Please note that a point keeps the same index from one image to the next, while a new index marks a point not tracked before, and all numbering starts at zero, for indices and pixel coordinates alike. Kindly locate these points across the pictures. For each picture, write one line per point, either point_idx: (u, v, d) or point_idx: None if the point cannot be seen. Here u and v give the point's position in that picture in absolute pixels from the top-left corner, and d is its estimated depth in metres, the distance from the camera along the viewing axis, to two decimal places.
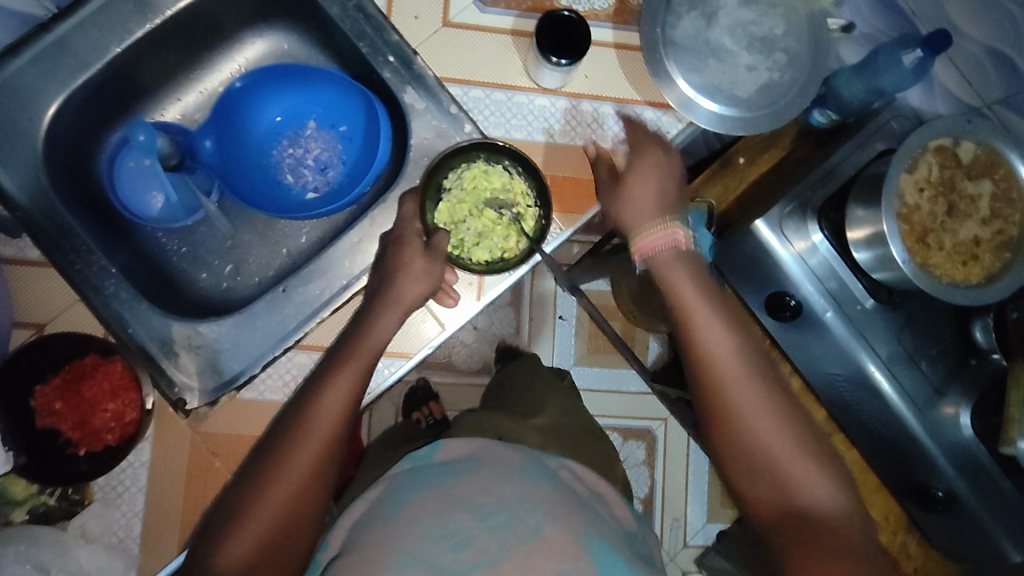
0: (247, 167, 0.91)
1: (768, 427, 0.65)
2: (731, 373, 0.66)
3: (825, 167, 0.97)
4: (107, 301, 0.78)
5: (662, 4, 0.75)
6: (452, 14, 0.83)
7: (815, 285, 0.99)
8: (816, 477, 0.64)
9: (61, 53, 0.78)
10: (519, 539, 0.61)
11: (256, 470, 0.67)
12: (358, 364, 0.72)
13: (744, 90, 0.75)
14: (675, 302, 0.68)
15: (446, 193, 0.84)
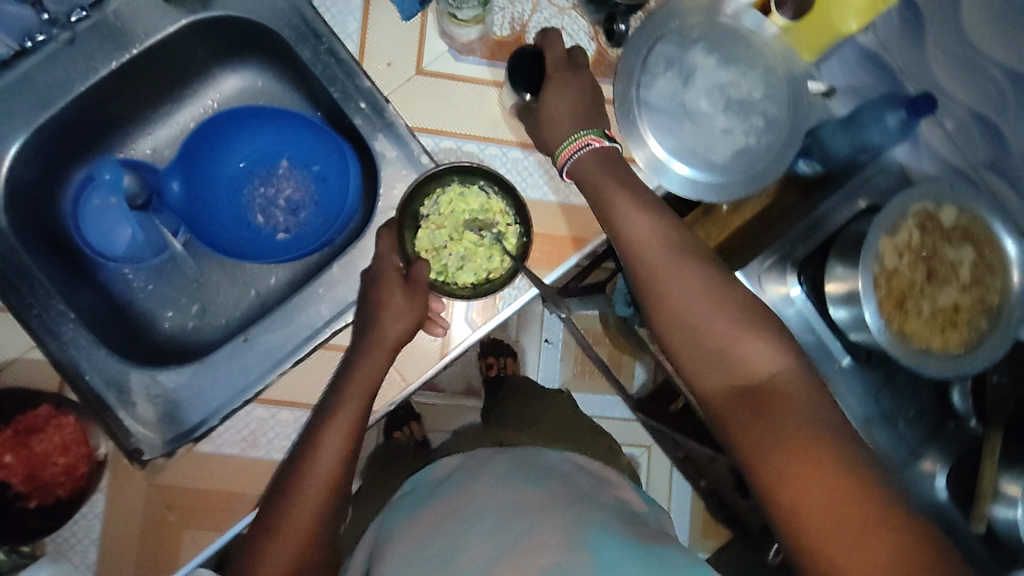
0: (217, 206, 0.89)
1: (693, 301, 0.64)
2: (653, 253, 0.67)
3: (811, 219, 0.95)
4: (63, 347, 0.75)
5: (638, 63, 0.74)
6: (426, 62, 0.81)
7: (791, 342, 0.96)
8: (752, 341, 0.61)
9: (22, 91, 0.76)
10: (509, 542, 0.66)
11: (263, 526, 0.66)
12: (348, 410, 0.71)
13: (719, 154, 0.74)
14: (603, 199, 0.70)
15: (423, 220, 0.82)
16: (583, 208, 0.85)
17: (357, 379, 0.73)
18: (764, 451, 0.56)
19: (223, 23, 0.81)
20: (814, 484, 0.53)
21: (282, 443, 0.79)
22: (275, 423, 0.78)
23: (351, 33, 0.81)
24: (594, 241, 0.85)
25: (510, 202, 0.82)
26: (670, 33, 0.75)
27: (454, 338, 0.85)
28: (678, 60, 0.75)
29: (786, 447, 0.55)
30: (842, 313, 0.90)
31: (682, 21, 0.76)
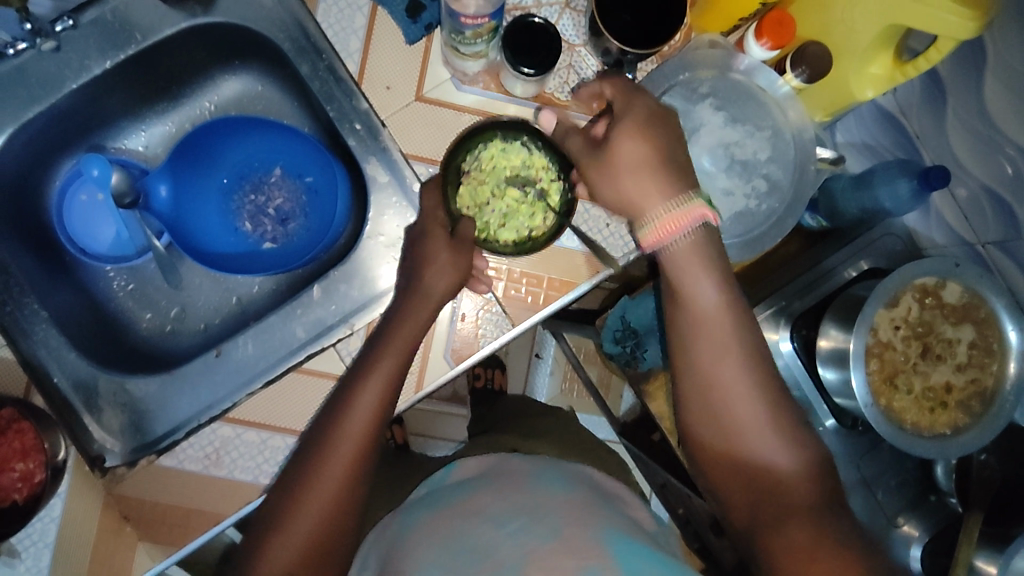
0: (202, 213, 0.87)
1: (749, 408, 0.66)
2: (711, 339, 0.67)
3: (817, 271, 0.95)
4: (34, 346, 0.75)
5: (643, 115, 0.72)
6: (427, 88, 0.79)
7: None
8: (780, 449, 0.65)
9: (15, 83, 0.75)
10: (537, 543, 0.64)
11: (295, 478, 0.69)
12: (388, 365, 0.71)
13: (718, 216, 0.72)
14: (674, 281, 0.69)
15: (465, 176, 0.79)
16: (576, 252, 0.79)
17: (394, 345, 0.72)
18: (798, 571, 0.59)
19: (224, 30, 0.80)
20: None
21: (246, 463, 0.75)
22: (241, 443, 0.75)
23: (352, 52, 0.79)
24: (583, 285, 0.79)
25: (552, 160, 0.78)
26: (678, 86, 0.73)
27: (429, 376, 0.78)
28: (685, 114, 0.74)
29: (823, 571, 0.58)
30: (831, 375, 0.88)
31: (692, 74, 0.73)
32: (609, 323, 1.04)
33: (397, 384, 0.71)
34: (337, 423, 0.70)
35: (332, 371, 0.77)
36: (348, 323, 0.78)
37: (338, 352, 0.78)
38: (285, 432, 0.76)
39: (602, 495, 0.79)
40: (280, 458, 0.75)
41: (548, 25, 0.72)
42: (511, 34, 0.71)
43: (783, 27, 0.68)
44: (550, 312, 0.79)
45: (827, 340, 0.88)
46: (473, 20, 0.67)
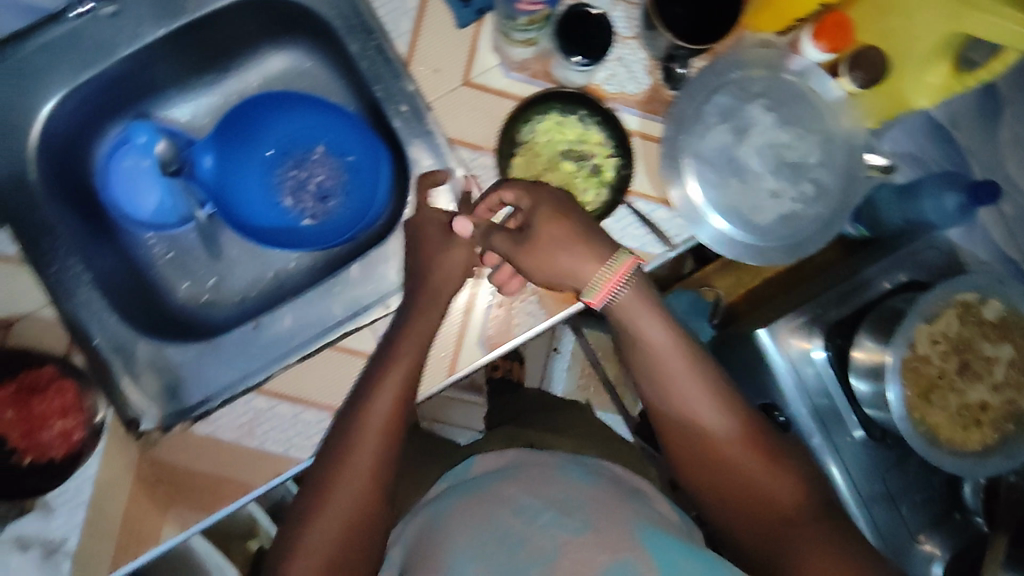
0: (246, 186, 0.88)
1: (727, 438, 0.72)
2: (678, 380, 0.72)
3: (854, 282, 0.93)
4: (76, 308, 0.76)
5: (692, 109, 0.72)
6: (475, 73, 0.78)
7: (806, 406, 0.94)
8: (725, 427, 0.72)
9: (67, 48, 0.76)
10: (570, 534, 0.64)
11: (315, 484, 0.71)
12: (405, 359, 0.72)
13: (763, 218, 0.72)
14: (635, 333, 0.73)
15: (519, 147, 0.75)
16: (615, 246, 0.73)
17: (403, 362, 0.72)
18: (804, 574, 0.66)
19: (277, 5, 0.80)
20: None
21: (278, 435, 0.77)
22: (273, 416, 0.77)
23: (402, 33, 0.78)
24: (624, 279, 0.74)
25: (610, 133, 0.74)
26: (729, 84, 0.73)
27: (462, 362, 0.78)
28: (737, 113, 0.73)
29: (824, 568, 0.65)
30: (863, 386, 0.88)
31: (746, 73, 0.73)
32: None
33: (411, 380, 0.72)
34: (355, 426, 0.71)
35: (366, 350, 0.78)
36: (385, 302, 0.79)
37: (373, 331, 0.79)
38: (317, 407, 0.77)
39: (630, 491, 0.78)
40: (312, 432, 0.77)
41: (601, 16, 0.71)
42: (564, 25, 0.70)
43: (840, 30, 0.67)
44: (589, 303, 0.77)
45: (861, 350, 0.88)
46: (530, 7, 0.67)
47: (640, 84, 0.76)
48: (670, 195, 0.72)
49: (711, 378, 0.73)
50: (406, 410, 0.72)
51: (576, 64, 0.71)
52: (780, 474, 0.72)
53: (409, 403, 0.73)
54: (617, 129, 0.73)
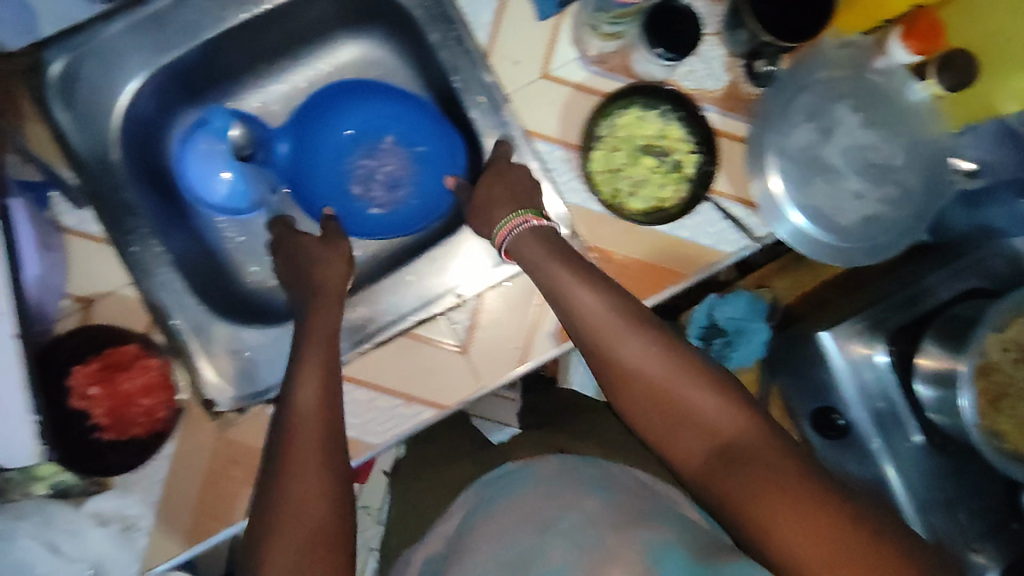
0: (318, 174, 0.83)
1: (660, 372, 0.62)
2: (603, 321, 0.64)
3: (915, 289, 0.92)
4: (155, 288, 0.76)
5: (779, 108, 0.74)
6: (553, 66, 0.78)
7: (863, 409, 0.94)
8: (673, 377, 0.61)
9: (155, 29, 0.76)
10: (588, 547, 0.63)
11: (264, 507, 0.59)
12: (317, 356, 0.68)
13: (845, 217, 0.74)
14: (548, 280, 0.67)
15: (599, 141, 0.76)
16: (688, 243, 0.77)
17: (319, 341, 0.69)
18: (754, 511, 0.55)
19: None
20: (824, 548, 0.52)
21: (352, 420, 0.79)
22: (349, 401, 0.79)
23: (483, 25, 0.78)
24: (693, 277, 0.77)
25: (694, 130, 0.74)
26: (816, 84, 0.75)
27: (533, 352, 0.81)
28: (823, 112, 0.75)
29: (778, 503, 0.54)
30: (928, 392, 0.89)
31: (834, 73, 0.75)
32: (696, 317, 1.06)
33: (331, 372, 0.67)
34: (288, 425, 0.63)
35: (442, 340, 0.80)
36: (457, 293, 0.80)
37: (447, 321, 0.81)
38: (391, 393, 0.80)
39: (657, 507, 0.70)
40: (387, 417, 0.80)
41: (687, 10, 0.72)
42: (652, 19, 0.71)
43: (931, 32, 0.68)
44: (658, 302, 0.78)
45: (926, 357, 0.88)
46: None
47: (718, 81, 0.76)
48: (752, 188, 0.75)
49: (649, 330, 0.64)
50: (335, 401, 0.65)
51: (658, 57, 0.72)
52: (725, 398, 0.60)
53: (337, 398, 0.66)
54: (699, 126, 0.74)
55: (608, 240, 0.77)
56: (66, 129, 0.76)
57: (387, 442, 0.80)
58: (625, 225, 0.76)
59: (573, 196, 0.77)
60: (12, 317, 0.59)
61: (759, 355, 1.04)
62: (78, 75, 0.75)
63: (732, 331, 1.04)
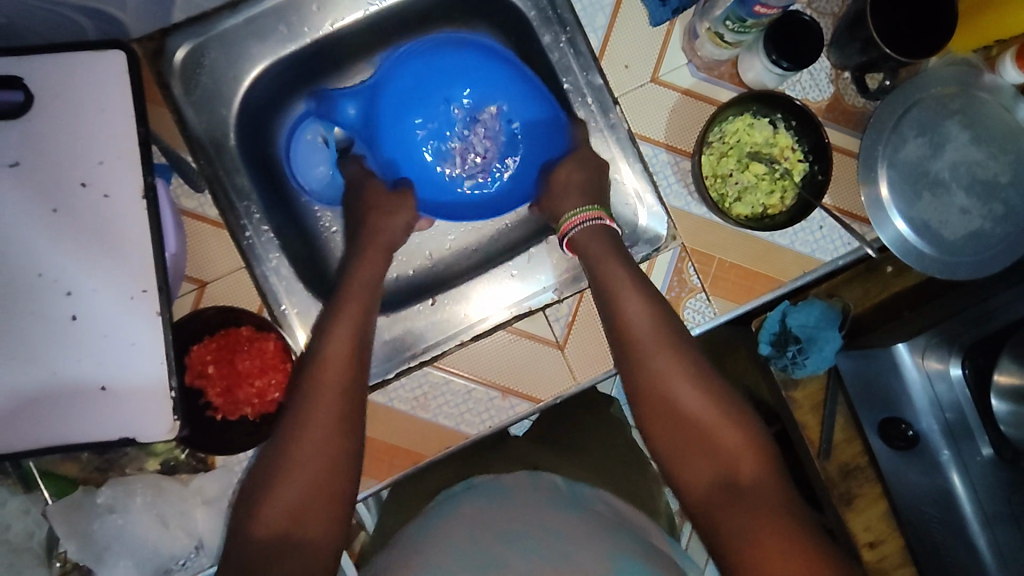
0: (405, 139, 0.82)
1: (692, 397, 0.61)
2: (638, 325, 0.65)
3: (980, 309, 0.89)
4: (266, 274, 0.78)
5: (892, 122, 0.77)
6: (663, 71, 0.80)
7: (934, 417, 0.91)
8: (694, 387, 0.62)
9: (277, 19, 0.77)
10: (542, 560, 0.54)
11: (286, 422, 0.59)
12: (360, 298, 0.70)
13: (952, 231, 0.76)
14: (597, 274, 0.69)
15: (709, 146, 0.77)
16: (786, 251, 0.80)
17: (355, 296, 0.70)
18: (753, 549, 0.53)
19: None
20: None
21: (450, 409, 0.81)
22: (447, 391, 0.81)
23: (597, 28, 0.80)
24: (791, 284, 0.81)
25: (805, 138, 0.77)
26: (928, 99, 0.77)
27: None
28: (933, 127, 0.77)
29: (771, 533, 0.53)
30: (1000, 406, 0.85)
31: (942, 90, 0.78)
32: (766, 324, 1.05)
33: (367, 312, 0.69)
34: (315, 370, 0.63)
35: (540, 334, 0.82)
36: (554, 290, 0.83)
37: (546, 317, 0.82)
38: (489, 386, 0.81)
39: (617, 526, 0.62)
40: (483, 409, 0.81)
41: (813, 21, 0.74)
42: (776, 30, 0.73)
43: None
44: (752, 306, 0.81)
45: (1005, 374, 0.84)
46: (765, 11, 0.69)
47: (823, 92, 0.80)
48: (862, 193, 0.77)
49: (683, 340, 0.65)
50: (365, 354, 0.66)
51: (777, 67, 0.74)
52: (738, 429, 0.60)
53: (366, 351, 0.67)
54: (811, 134, 0.76)
55: (711, 242, 0.80)
56: (186, 113, 0.76)
57: (480, 433, 0.81)
58: (723, 230, 0.80)
59: (676, 200, 0.80)
60: (158, 295, 0.63)
61: (830, 362, 1.03)
62: (201, 61, 0.76)
63: (805, 338, 1.02)
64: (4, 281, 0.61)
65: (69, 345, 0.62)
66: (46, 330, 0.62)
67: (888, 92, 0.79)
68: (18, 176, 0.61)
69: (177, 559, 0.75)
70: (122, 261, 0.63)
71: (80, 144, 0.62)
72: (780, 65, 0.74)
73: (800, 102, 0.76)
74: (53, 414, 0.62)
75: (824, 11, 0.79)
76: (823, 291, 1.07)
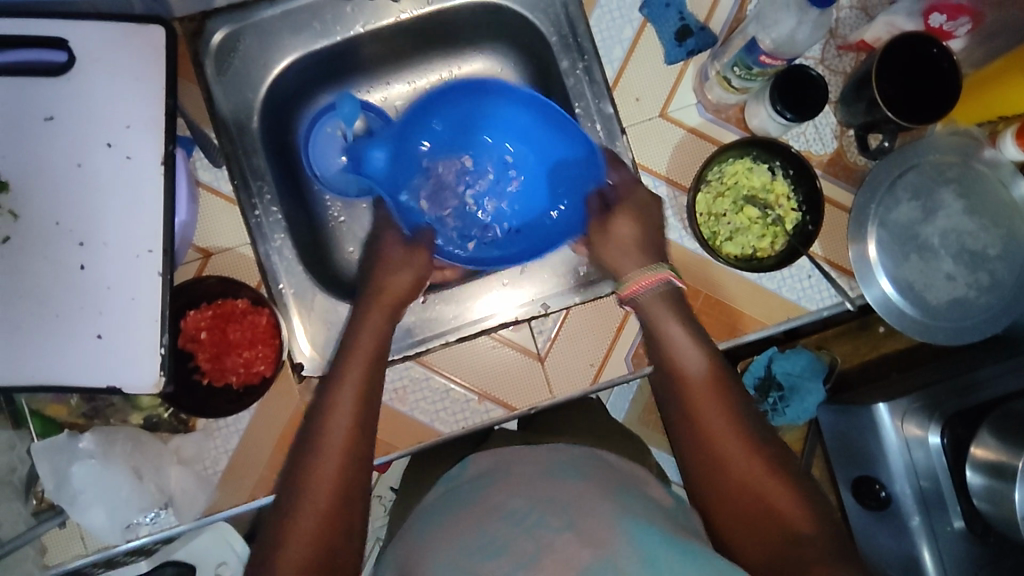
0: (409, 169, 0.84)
1: (745, 458, 0.61)
2: (699, 384, 0.65)
3: (968, 379, 0.86)
4: (268, 252, 0.80)
5: (886, 183, 0.79)
6: (672, 107, 0.83)
7: (910, 484, 0.85)
8: (746, 449, 0.61)
9: (312, 16, 0.81)
10: (552, 533, 0.55)
11: (294, 478, 0.60)
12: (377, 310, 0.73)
13: (935, 296, 0.78)
14: (656, 329, 0.70)
15: (706, 184, 0.80)
16: (773, 295, 0.82)
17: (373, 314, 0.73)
18: None
19: (503, 13, 0.83)
20: None
21: (427, 406, 0.83)
22: (426, 386, 0.83)
23: (613, 60, 0.83)
24: (773, 327, 0.82)
25: (799, 187, 0.80)
26: (925, 164, 0.79)
27: (606, 371, 0.85)
28: (928, 193, 0.79)
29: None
30: (975, 478, 0.79)
31: (941, 158, 0.79)
32: (752, 367, 1.04)
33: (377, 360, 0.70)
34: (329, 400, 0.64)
35: (523, 344, 0.84)
36: (543, 304, 0.84)
37: (532, 329, 0.85)
38: (466, 388, 0.83)
39: (620, 485, 0.63)
40: (458, 409, 0.83)
41: (819, 76, 0.76)
42: (783, 81, 0.76)
43: None
44: (732, 345, 0.82)
45: (981, 448, 0.79)
46: (770, 61, 0.72)
47: (826, 146, 0.83)
48: (849, 251, 0.79)
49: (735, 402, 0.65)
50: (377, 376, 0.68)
51: (781, 117, 0.77)
52: (796, 497, 0.59)
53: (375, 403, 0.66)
54: (805, 184, 0.79)
55: (698, 278, 0.82)
56: (213, 91, 0.80)
57: (451, 433, 0.83)
58: (712, 266, 0.82)
59: (670, 232, 0.82)
60: (162, 256, 0.68)
61: (810, 414, 1.03)
62: (236, 47, 0.80)
63: (787, 387, 1.02)
64: (22, 225, 0.65)
65: (73, 293, 0.66)
66: (53, 275, 0.66)
67: (886, 153, 0.80)
68: (52, 130, 0.66)
69: (145, 513, 0.78)
70: (133, 220, 0.67)
71: (111, 108, 0.67)
72: (783, 116, 0.77)
73: (798, 152, 0.79)
74: (48, 354, 0.66)
75: (835, 68, 0.83)
76: (812, 343, 1.05)
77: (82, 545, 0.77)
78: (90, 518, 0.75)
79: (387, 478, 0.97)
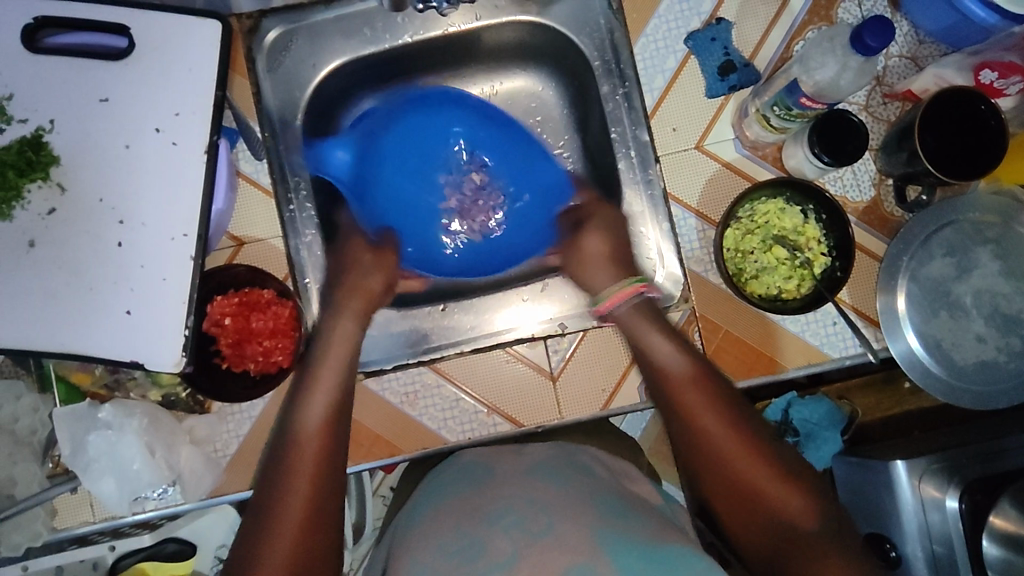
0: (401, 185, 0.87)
1: (746, 462, 0.62)
2: (694, 399, 0.66)
3: (994, 445, 0.83)
4: (298, 247, 0.82)
5: (921, 237, 0.77)
6: (709, 140, 0.83)
7: (923, 546, 0.81)
8: (746, 452, 0.62)
9: (365, 23, 0.83)
10: (531, 537, 0.55)
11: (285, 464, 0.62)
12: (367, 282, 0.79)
13: (963, 355, 0.76)
14: (641, 344, 0.72)
15: (735, 221, 0.80)
16: (795, 337, 0.81)
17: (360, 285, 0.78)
18: None
19: (548, 33, 0.84)
20: None
21: (436, 413, 0.83)
22: (437, 393, 0.83)
23: (654, 88, 0.83)
24: (793, 370, 0.81)
25: (832, 233, 0.78)
26: (965, 222, 0.78)
27: (618, 399, 0.84)
28: (965, 252, 0.78)
29: None
30: (991, 548, 0.76)
31: (983, 217, 0.78)
32: (770, 410, 0.99)
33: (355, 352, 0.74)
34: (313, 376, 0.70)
35: (536, 361, 0.84)
36: (561, 323, 0.84)
37: (547, 347, 0.84)
38: (476, 400, 0.84)
39: (613, 491, 0.63)
40: (466, 420, 0.84)
41: (860, 123, 0.75)
42: (823, 124, 0.75)
43: None
44: (750, 384, 0.81)
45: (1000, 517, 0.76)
46: (811, 103, 0.73)
47: (863, 194, 0.82)
48: (878, 300, 0.78)
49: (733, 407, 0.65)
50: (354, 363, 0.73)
51: (817, 159, 0.76)
52: (807, 498, 0.60)
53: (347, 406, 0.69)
54: (837, 229, 0.78)
55: (717, 312, 0.81)
56: (263, 87, 0.82)
57: (457, 441, 0.84)
58: (736, 303, 0.81)
59: (696, 264, 0.82)
60: (196, 241, 0.70)
61: (825, 462, 0.98)
62: (288, 46, 0.83)
63: (804, 433, 0.97)
64: (69, 198, 0.68)
65: (102, 267, 0.69)
66: (89, 248, 0.68)
67: (923, 207, 0.81)
68: (102, 110, 0.69)
69: (153, 488, 0.79)
70: (166, 203, 0.69)
71: (159, 94, 0.70)
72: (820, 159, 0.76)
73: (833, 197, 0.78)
74: (67, 321, 0.68)
75: (879, 116, 0.82)
76: (833, 390, 1.01)
77: (91, 513, 0.79)
78: (102, 485, 0.77)
79: (390, 478, 0.98)
